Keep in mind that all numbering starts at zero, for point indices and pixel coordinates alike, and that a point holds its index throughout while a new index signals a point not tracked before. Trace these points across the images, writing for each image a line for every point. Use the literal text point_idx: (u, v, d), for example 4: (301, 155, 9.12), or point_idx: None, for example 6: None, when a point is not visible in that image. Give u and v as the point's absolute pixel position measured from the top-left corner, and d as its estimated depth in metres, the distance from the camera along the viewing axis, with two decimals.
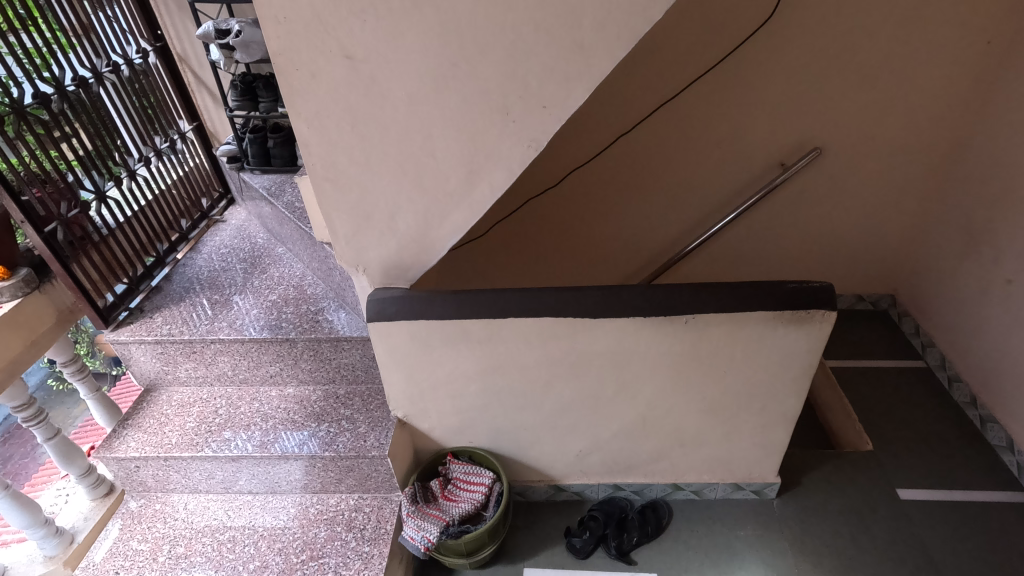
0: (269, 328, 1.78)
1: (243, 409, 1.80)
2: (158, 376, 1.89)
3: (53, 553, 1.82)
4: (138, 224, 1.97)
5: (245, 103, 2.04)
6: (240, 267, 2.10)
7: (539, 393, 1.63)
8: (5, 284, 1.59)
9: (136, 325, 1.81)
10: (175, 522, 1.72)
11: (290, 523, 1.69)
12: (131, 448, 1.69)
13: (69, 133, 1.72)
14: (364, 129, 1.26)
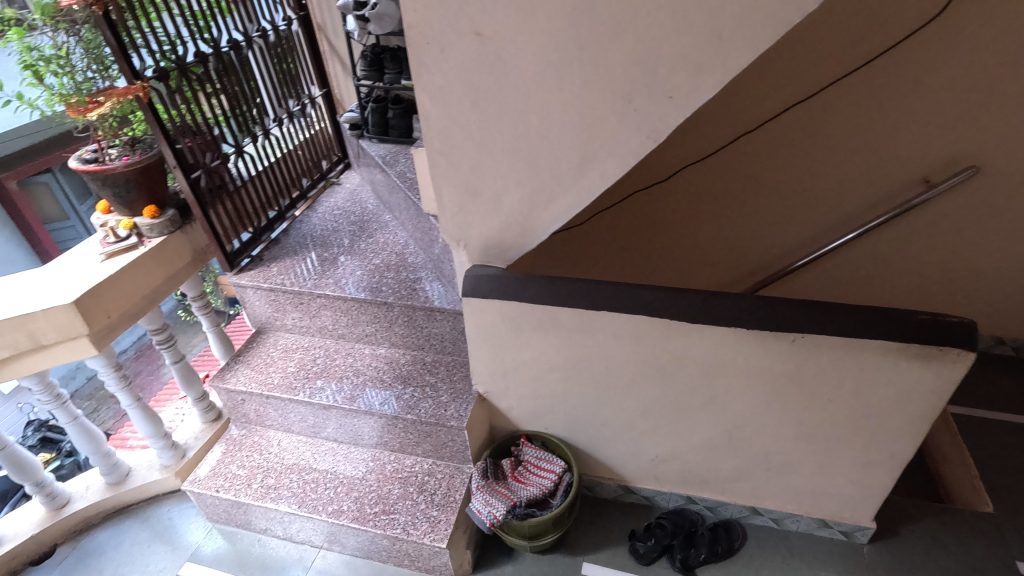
0: (370, 289, 1.88)
1: (338, 362, 1.92)
2: (269, 320, 2.06)
3: (168, 463, 2.01)
4: (267, 179, 2.13)
5: (372, 73, 2.13)
6: (350, 229, 2.22)
7: (622, 391, 1.60)
8: (155, 222, 1.78)
9: (255, 272, 1.98)
10: (268, 456, 1.88)
11: (367, 475, 1.79)
12: (239, 382, 1.86)
13: (220, 90, 1.89)
14: (484, 107, 1.27)
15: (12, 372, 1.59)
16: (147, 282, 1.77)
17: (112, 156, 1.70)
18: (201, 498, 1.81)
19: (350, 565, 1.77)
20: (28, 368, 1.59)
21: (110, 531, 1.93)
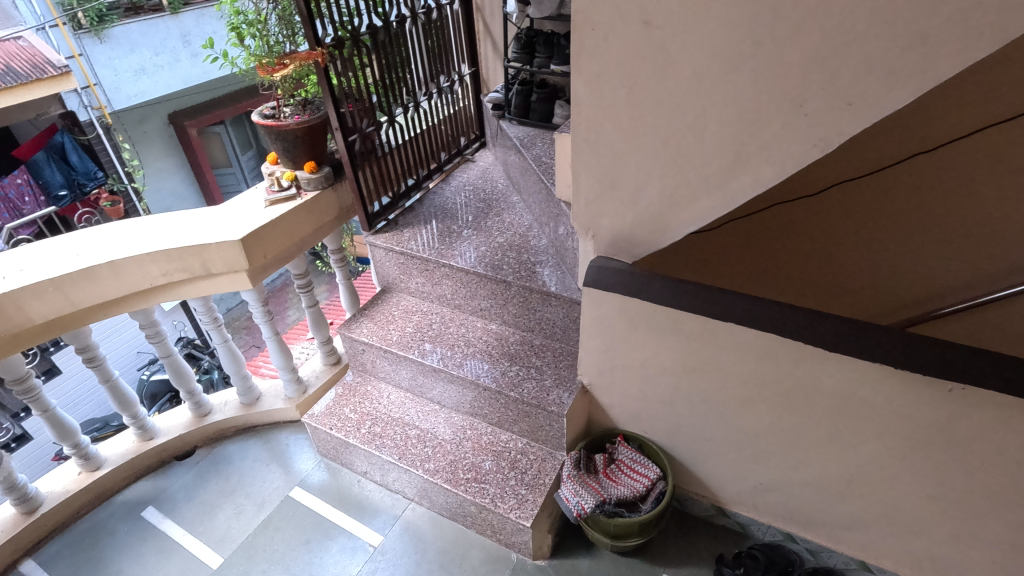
0: (492, 266, 1.93)
1: (452, 330, 2.01)
2: (395, 281, 2.19)
3: (292, 395, 2.22)
4: (410, 149, 2.26)
5: (522, 56, 2.19)
6: (479, 205, 2.30)
7: (735, 409, 1.52)
8: (313, 177, 1.94)
9: (390, 235, 2.12)
10: (377, 406, 2.02)
11: (464, 441, 1.86)
12: (362, 334, 2.01)
13: (384, 61, 2.02)
14: (638, 98, 1.23)
15: (184, 293, 1.82)
16: (299, 230, 1.93)
17: (286, 114, 1.88)
18: (316, 431, 1.99)
19: (436, 522, 1.87)
20: (196, 291, 1.82)
21: (239, 445, 2.18)
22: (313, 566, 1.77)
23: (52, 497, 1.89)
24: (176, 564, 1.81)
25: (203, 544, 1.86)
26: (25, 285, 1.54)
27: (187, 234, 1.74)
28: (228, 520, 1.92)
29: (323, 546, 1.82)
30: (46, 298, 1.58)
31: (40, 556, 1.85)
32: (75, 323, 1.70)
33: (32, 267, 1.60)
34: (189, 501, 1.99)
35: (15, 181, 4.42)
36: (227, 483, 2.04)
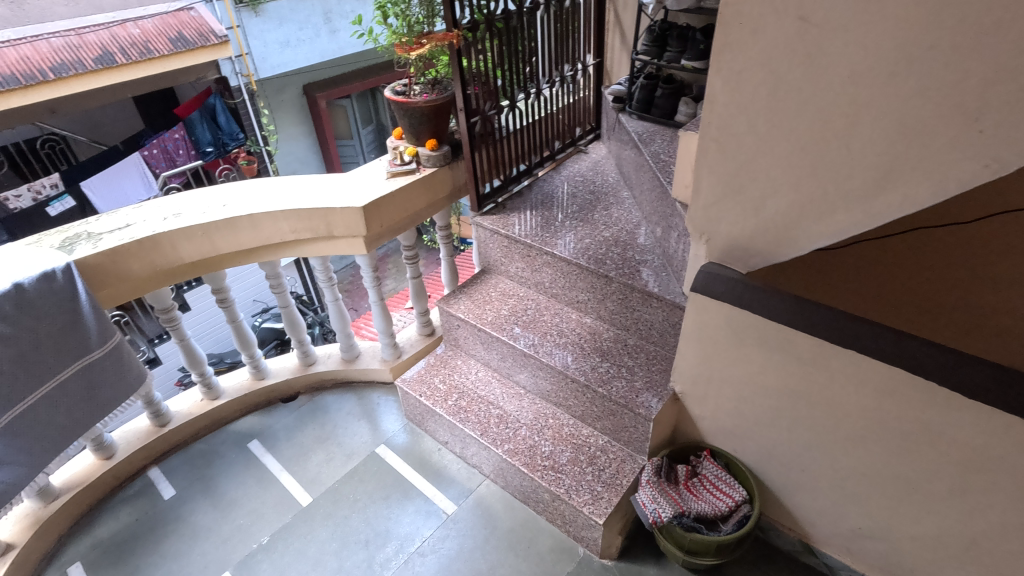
0: (595, 259, 1.92)
1: (546, 318, 2.02)
2: (496, 263, 2.24)
3: (387, 358, 2.34)
4: (526, 135, 2.28)
5: (653, 49, 2.13)
6: (587, 197, 2.28)
7: (841, 443, 1.41)
8: (433, 154, 2.02)
9: (497, 218, 2.17)
10: (465, 381, 2.09)
11: (545, 428, 1.88)
12: (460, 310, 2.08)
13: (513, 46, 2.04)
14: (780, 99, 1.16)
15: (306, 250, 1.96)
16: (414, 203, 2.01)
17: (416, 92, 1.97)
18: (406, 396, 2.10)
19: (508, 502, 1.91)
20: (317, 250, 1.95)
21: (335, 397, 2.34)
22: (389, 521, 1.87)
23: (179, 416, 2.14)
24: (272, 495, 1.98)
25: (296, 481, 2.03)
26: (180, 227, 1.74)
27: (315, 196, 1.87)
28: (319, 464, 2.08)
29: (401, 505, 1.92)
30: (195, 240, 1.78)
31: (163, 466, 2.10)
32: (215, 267, 1.90)
33: (187, 212, 1.81)
34: (288, 440, 2.17)
35: (173, 135, 5.02)
36: (322, 430, 2.21)
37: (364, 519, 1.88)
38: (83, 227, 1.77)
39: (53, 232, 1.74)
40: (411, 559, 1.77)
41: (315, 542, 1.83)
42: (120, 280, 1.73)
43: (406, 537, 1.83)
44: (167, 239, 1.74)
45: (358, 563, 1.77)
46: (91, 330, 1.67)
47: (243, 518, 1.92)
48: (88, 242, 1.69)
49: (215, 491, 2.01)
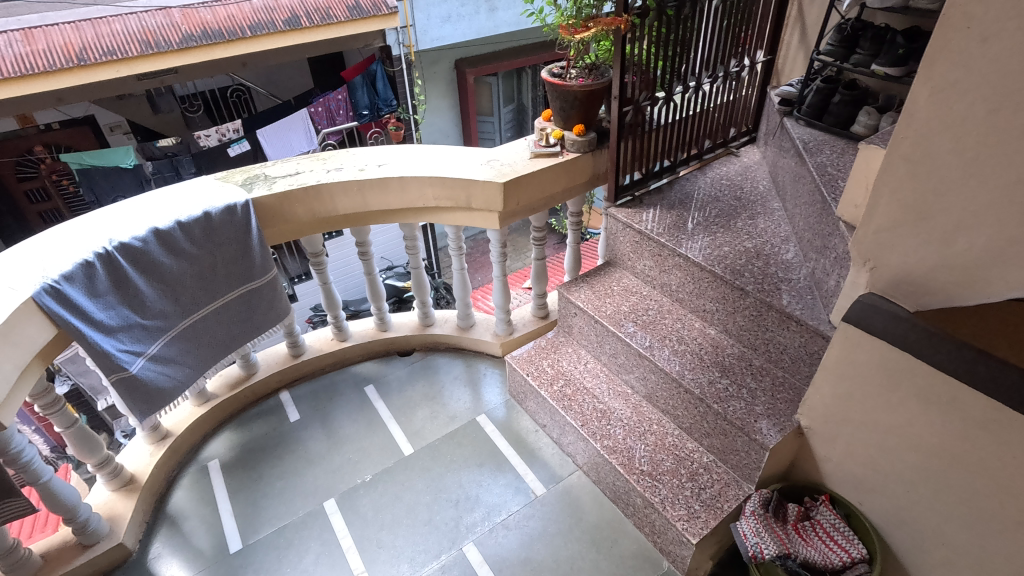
0: (732, 269, 1.81)
1: (667, 321, 1.94)
2: (622, 257, 2.19)
3: (499, 333, 2.40)
4: (676, 131, 2.18)
5: (838, 49, 1.94)
6: (732, 203, 2.15)
7: (998, 525, 1.22)
8: (579, 140, 2.00)
9: (632, 212, 2.12)
10: (572, 369, 2.09)
11: (647, 433, 1.83)
12: (579, 298, 2.07)
13: (682, 36, 1.95)
14: (1002, 121, 0.99)
15: (444, 218, 2.05)
16: (552, 186, 2.01)
17: (572, 76, 1.95)
18: (513, 372, 2.15)
19: (596, 497, 1.89)
20: (453, 219, 2.03)
21: (446, 360, 2.45)
22: (480, 488, 1.94)
23: (311, 350, 2.37)
24: (378, 438, 2.14)
25: (401, 431, 2.16)
26: (340, 181, 1.90)
27: (460, 167, 1.94)
28: (423, 420, 2.20)
29: (492, 475, 1.98)
30: (350, 195, 1.93)
31: (292, 392, 2.34)
32: (362, 221, 2.05)
33: (347, 167, 1.97)
34: (399, 392, 2.32)
35: (337, 96, 5.42)
36: (431, 389, 2.33)
37: (457, 481, 1.97)
38: (261, 169, 1.99)
39: (238, 171, 1.97)
40: (496, 529, 1.82)
41: (410, 491, 1.95)
42: (284, 222, 1.93)
43: (493, 507, 1.88)
44: (327, 190, 1.91)
45: (447, 521, 1.85)
46: (257, 260, 1.89)
47: (352, 454, 2.09)
48: (264, 183, 1.90)
49: (331, 424, 2.21)
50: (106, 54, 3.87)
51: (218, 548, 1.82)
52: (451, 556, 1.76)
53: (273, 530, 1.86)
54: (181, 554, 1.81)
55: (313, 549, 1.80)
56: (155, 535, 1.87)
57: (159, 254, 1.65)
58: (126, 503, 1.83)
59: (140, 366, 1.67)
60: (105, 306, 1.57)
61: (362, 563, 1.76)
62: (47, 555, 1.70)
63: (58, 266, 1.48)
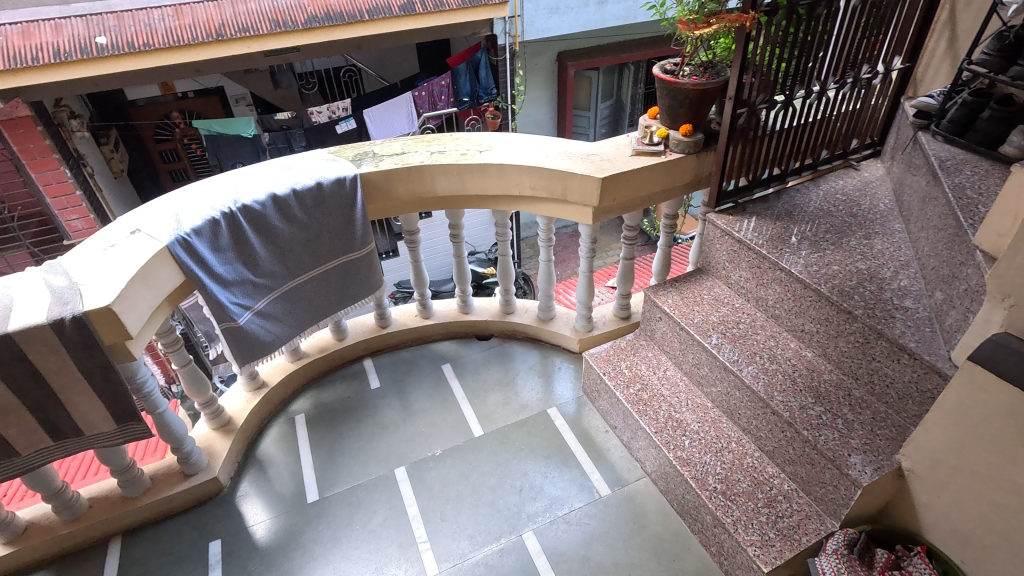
0: (839, 290, 1.69)
1: (759, 337, 1.84)
2: (717, 265, 2.10)
3: (578, 328, 2.39)
4: (791, 138, 2.05)
5: (995, 60, 1.75)
6: (846, 220, 2.00)
7: None
8: (685, 140, 1.93)
9: (733, 219, 2.02)
10: (651, 374, 2.04)
11: (724, 450, 1.75)
12: (666, 302, 2.01)
13: (812, 38, 1.82)
14: None
15: (537, 208, 2.05)
16: (651, 185, 1.97)
17: (685, 73, 1.88)
18: (589, 369, 2.13)
19: (662, 508, 1.84)
20: (546, 210, 2.03)
21: (523, 349, 2.48)
22: (545, 479, 1.95)
23: (396, 324, 2.47)
24: (451, 416, 2.20)
25: (473, 412, 2.21)
26: (442, 163, 1.96)
27: (559, 158, 1.94)
28: (495, 404, 2.23)
29: (558, 468, 1.99)
30: (449, 177, 1.99)
31: (375, 360, 2.46)
32: (458, 204, 2.10)
33: (450, 151, 2.02)
34: (474, 374, 2.38)
35: (441, 81, 5.59)
36: (505, 375, 2.36)
37: (523, 469, 1.99)
38: (370, 147, 2.09)
39: (349, 146, 2.08)
40: (556, 522, 1.83)
41: (477, 471, 1.99)
42: (386, 198, 2.01)
43: (556, 500, 1.89)
44: (429, 171, 1.97)
45: (509, 506, 1.88)
46: (358, 232, 1.99)
47: (424, 428, 2.16)
48: (372, 160, 1.99)
49: (408, 396, 2.30)
50: (241, 31, 4.20)
51: (297, 496, 1.96)
52: (510, 540, 1.79)
53: (347, 488, 1.97)
54: (265, 496, 1.96)
55: (381, 512, 1.89)
56: (244, 475, 2.03)
57: (275, 218, 1.78)
58: (223, 442, 2.01)
59: (248, 319, 1.82)
60: (225, 260, 1.71)
61: (425, 532, 1.83)
62: (155, 477, 1.90)
63: (190, 220, 1.63)
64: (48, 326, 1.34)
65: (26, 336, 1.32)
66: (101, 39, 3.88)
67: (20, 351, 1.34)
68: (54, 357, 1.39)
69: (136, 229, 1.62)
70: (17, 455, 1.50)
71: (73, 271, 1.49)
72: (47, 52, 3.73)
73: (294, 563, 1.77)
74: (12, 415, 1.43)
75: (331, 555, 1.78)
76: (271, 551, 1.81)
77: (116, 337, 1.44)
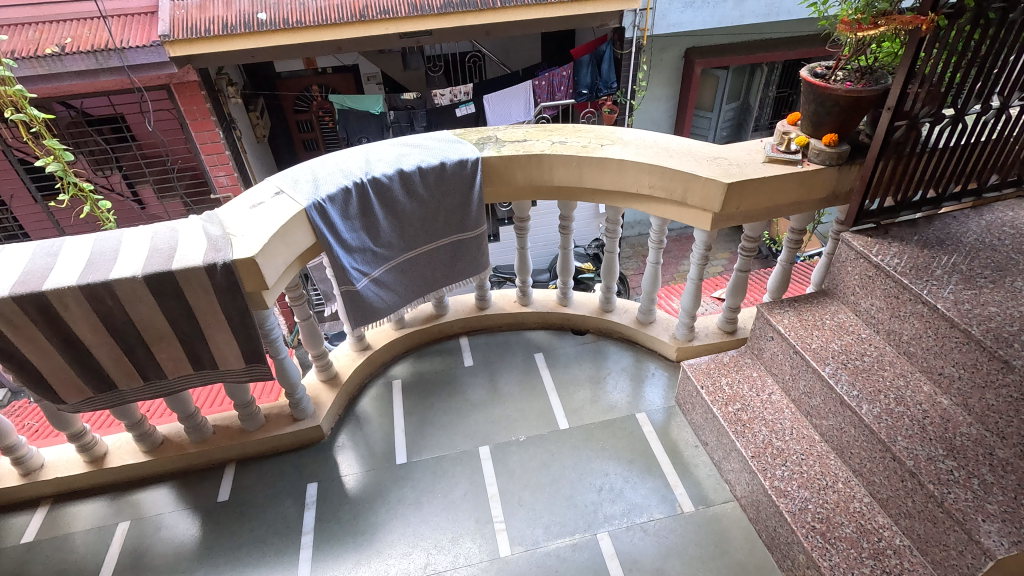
0: (995, 335, 1.49)
1: (886, 374, 1.67)
2: (845, 289, 1.93)
3: (678, 336, 2.30)
4: (955, 158, 1.82)
5: None
6: (1012, 257, 1.76)
7: None
8: (827, 151, 1.78)
9: (872, 241, 1.84)
10: (753, 395, 1.92)
11: (828, 489, 1.62)
12: (781, 322, 1.89)
13: (1001, 47, 1.59)
14: None
15: (652, 207, 1.99)
16: (781, 196, 1.84)
17: (837, 78, 1.74)
18: (686, 380, 2.06)
19: (748, 536, 1.75)
20: (662, 210, 1.96)
21: (617, 349, 2.44)
22: (626, 484, 1.92)
23: (495, 307, 2.53)
24: (538, 405, 2.22)
25: (560, 405, 2.22)
26: (562, 154, 1.95)
27: (684, 159, 1.86)
28: (583, 400, 2.22)
29: (640, 475, 1.94)
30: (567, 169, 1.98)
31: (470, 340, 2.54)
32: (572, 196, 2.09)
33: (571, 143, 2.01)
34: (566, 367, 2.38)
35: (562, 72, 5.59)
36: (596, 373, 2.34)
37: (604, 469, 1.97)
38: (493, 132, 2.13)
39: (474, 130, 2.13)
40: (633, 528, 1.79)
41: (558, 463, 2.00)
42: (503, 183, 2.04)
43: (635, 506, 1.85)
44: (548, 161, 1.98)
45: (587, 504, 1.87)
46: (472, 214, 2.05)
47: (511, 412, 2.20)
48: (494, 145, 2.03)
49: (498, 378, 2.35)
50: (382, 12, 4.43)
51: (387, 456, 2.07)
52: (584, 537, 1.78)
53: (432, 457, 2.06)
54: (358, 451, 2.10)
55: (462, 485, 1.96)
56: (342, 428, 2.18)
57: (399, 193, 1.87)
58: (328, 395, 2.17)
59: (364, 284, 1.94)
60: (351, 228, 1.83)
61: (501, 513, 1.86)
62: (268, 416, 2.10)
63: (326, 187, 1.76)
64: (203, 268, 1.50)
65: (185, 275, 1.50)
66: (262, 15, 4.26)
67: (178, 288, 1.52)
68: (204, 296, 1.56)
69: (279, 190, 1.77)
70: (165, 377, 1.72)
71: (226, 223, 1.65)
72: (217, 25, 4.16)
73: (378, 518, 1.88)
74: (164, 343, 1.63)
75: (412, 517, 1.87)
76: (359, 502, 1.93)
77: (255, 286, 1.59)
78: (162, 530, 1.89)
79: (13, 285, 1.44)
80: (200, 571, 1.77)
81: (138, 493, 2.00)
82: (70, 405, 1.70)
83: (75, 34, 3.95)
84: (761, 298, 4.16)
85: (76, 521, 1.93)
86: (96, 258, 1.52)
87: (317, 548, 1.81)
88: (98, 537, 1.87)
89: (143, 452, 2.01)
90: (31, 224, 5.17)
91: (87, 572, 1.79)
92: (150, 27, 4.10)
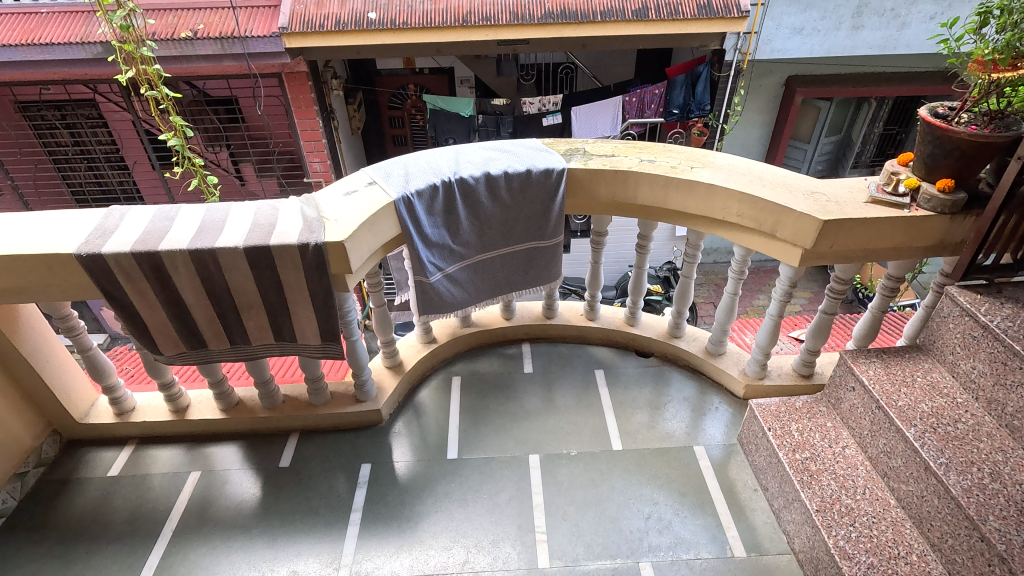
0: None
1: (982, 446, 1.53)
2: (944, 348, 1.79)
3: (748, 372, 2.21)
4: None
5: None
6: None
7: None
8: (938, 197, 1.66)
9: (981, 298, 1.69)
10: (825, 446, 1.81)
11: (900, 560, 1.50)
12: (866, 372, 1.78)
13: None
14: None
15: (737, 236, 1.93)
16: (882, 240, 1.73)
17: (960, 121, 1.64)
18: (752, 420, 1.97)
19: None
20: (748, 240, 1.89)
21: (681, 376, 2.37)
22: (675, 516, 1.86)
23: (561, 318, 2.53)
24: (593, 422, 2.19)
25: (615, 425, 2.18)
26: (650, 172, 1.93)
27: (778, 190, 1.78)
28: (639, 424, 2.17)
29: (691, 511, 1.87)
30: (653, 188, 1.95)
31: (532, 347, 2.55)
32: (653, 216, 2.06)
33: (660, 162, 1.99)
34: (626, 387, 2.34)
35: (655, 90, 5.52)
36: (657, 398, 2.28)
37: (654, 498, 1.92)
38: (582, 145, 2.14)
39: (562, 140, 2.15)
40: (678, 564, 1.73)
41: (607, 484, 1.97)
42: (585, 195, 2.04)
43: (683, 541, 1.79)
44: (634, 178, 1.96)
45: (632, 530, 1.83)
46: (551, 223, 2.07)
47: (566, 425, 2.19)
48: (581, 158, 2.04)
49: (555, 389, 2.34)
50: (483, 19, 4.55)
51: (439, 449, 2.12)
52: (625, 563, 1.74)
53: (482, 457, 2.08)
54: (412, 440, 2.15)
55: (509, 490, 1.96)
56: (400, 415, 2.25)
57: (484, 195, 1.91)
58: (391, 381, 2.25)
59: (437, 279, 1.99)
60: (434, 224, 1.89)
61: (545, 523, 1.86)
62: (334, 394, 2.20)
63: (415, 182, 1.82)
64: (296, 247, 1.59)
65: (280, 251, 1.60)
66: (373, 14, 4.50)
67: (272, 262, 1.62)
68: (294, 273, 1.66)
69: (372, 181, 1.85)
70: (249, 343, 1.84)
71: (321, 207, 1.76)
72: (331, 21, 4.43)
73: (424, 507, 1.92)
74: (253, 311, 1.75)
75: (456, 513, 1.90)
76: (407, 489, 1.98)
77: (340, 269, 1.68)
78: (227, 485, 2.02)
79: (134, 242, 1.59)
80: (257, 529, 1.88)
81: (210, 447, 2.15)
82: (165, 356, 1.86)
83: (206, 21, 4.32)
84: (842, 345, 3.93)
85: (156, 464, 2.10)
86: (206, 226, 1.66)
87: (363, 527, 1.87)
88: (172, 482, 2.03)
89: (220, 410, 2.16)
90: (147, 189, 5.69)
91: (159, 512, 1.94)
92: (272, 19, 4.42)
